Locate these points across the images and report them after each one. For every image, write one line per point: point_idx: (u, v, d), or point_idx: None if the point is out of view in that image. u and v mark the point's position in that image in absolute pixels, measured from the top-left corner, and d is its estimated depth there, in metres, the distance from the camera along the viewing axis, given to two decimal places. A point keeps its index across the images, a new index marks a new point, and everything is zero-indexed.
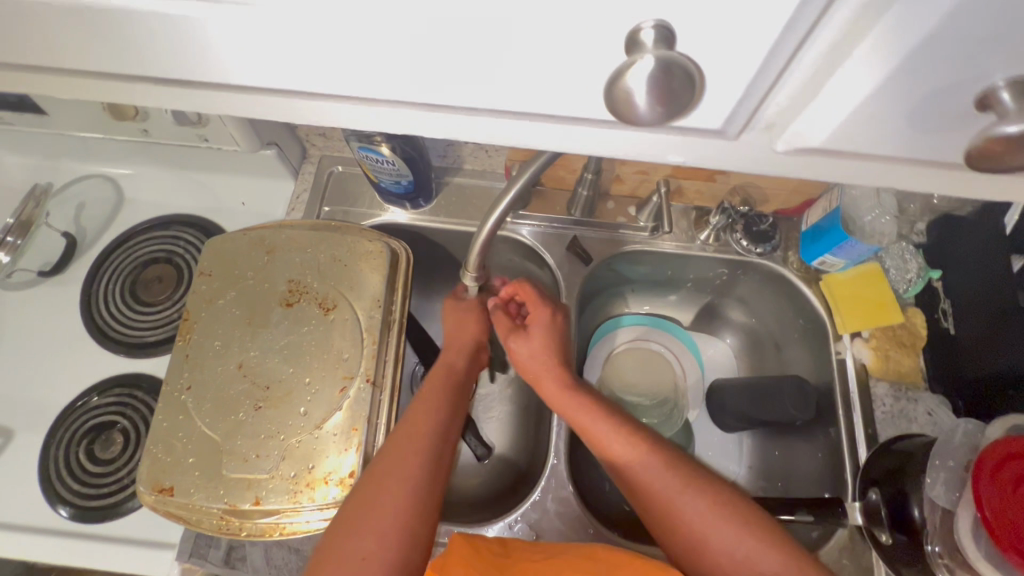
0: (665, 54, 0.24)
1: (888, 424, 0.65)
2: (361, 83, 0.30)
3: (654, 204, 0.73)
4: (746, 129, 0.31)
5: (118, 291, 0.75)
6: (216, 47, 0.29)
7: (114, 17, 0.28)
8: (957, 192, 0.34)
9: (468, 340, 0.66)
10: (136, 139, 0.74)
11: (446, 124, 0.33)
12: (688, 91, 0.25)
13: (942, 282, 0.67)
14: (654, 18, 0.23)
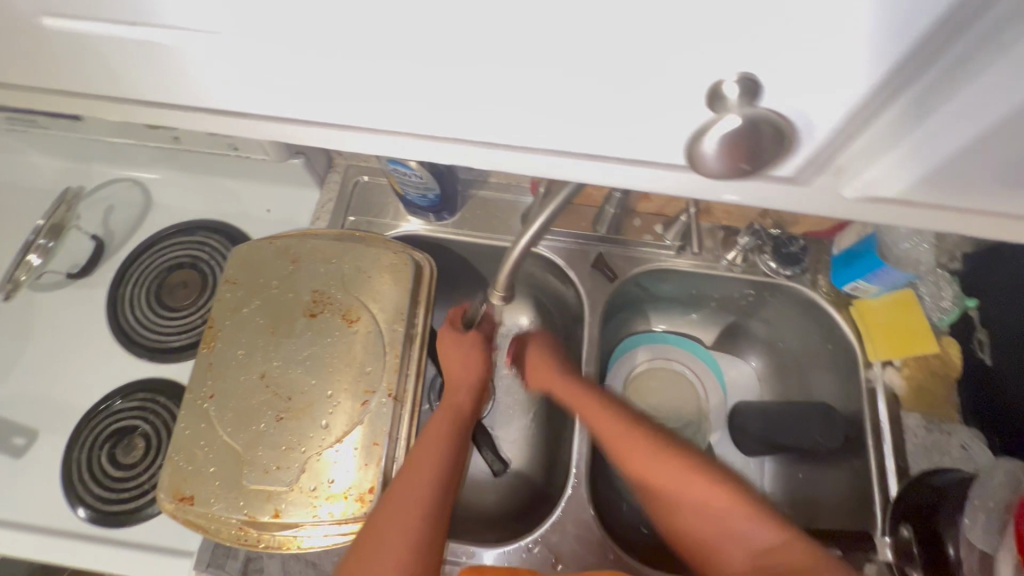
0: (749, 111, 0.26)
1: (919, 456, 0.63)
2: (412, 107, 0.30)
3: (682, 223, 0.72)
4: (816, 172, 0.32)
5: (143, 295, 0.75)
6: (271, 68, 0.29)
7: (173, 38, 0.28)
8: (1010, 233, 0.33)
9: (471, 379, 0.65)
10: (167, 145, 0.75)
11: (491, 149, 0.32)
12: (776, 142, 0.28)
13: (978, 312, 0.64)
14: (742, 72, 0.25)
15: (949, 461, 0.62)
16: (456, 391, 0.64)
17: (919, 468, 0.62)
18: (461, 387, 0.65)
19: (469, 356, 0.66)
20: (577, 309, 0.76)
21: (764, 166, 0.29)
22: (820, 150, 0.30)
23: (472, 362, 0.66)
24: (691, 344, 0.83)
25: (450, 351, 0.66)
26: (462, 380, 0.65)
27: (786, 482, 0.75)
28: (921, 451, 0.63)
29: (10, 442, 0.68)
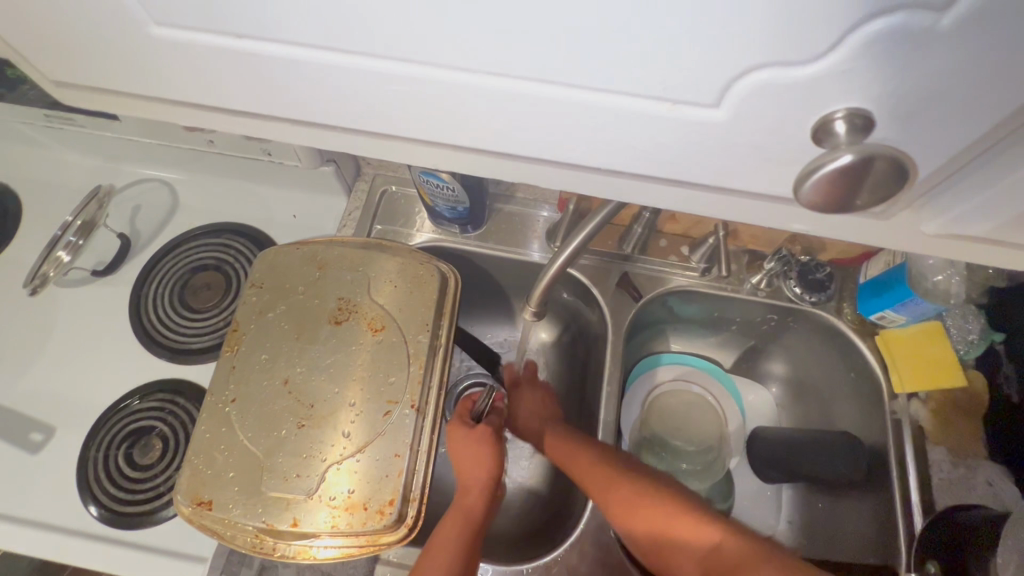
0: (862, 150, 0.26)
1: (946, 491, 0.62)
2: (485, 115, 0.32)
3: (709, 245, 0.71)
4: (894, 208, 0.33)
5: (167, 295, 0.75)
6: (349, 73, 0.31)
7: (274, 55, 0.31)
8: None
9: (483, 480, 0.61)
10: (199, 148, 0.75)
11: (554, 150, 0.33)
12: (891, 174, 0.28)
13: (1005, 346, 0.65)
14: (845, 107, 0.26)
15: (975, 497, 0.61)
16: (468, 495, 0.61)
17: (945, 503, 0.61)
18: (472, 489, 0.61)
19: (478, 455, 0.62)
20: (599, 327, 0.76)
21: (876, 202, 0.30)
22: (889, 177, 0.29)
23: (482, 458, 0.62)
24: (708, 366, 0.82)
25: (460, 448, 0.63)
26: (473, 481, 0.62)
27: (804, 510, 0.74)
28: (947, 486, 0.62)
29: (28, 438, 0.68)
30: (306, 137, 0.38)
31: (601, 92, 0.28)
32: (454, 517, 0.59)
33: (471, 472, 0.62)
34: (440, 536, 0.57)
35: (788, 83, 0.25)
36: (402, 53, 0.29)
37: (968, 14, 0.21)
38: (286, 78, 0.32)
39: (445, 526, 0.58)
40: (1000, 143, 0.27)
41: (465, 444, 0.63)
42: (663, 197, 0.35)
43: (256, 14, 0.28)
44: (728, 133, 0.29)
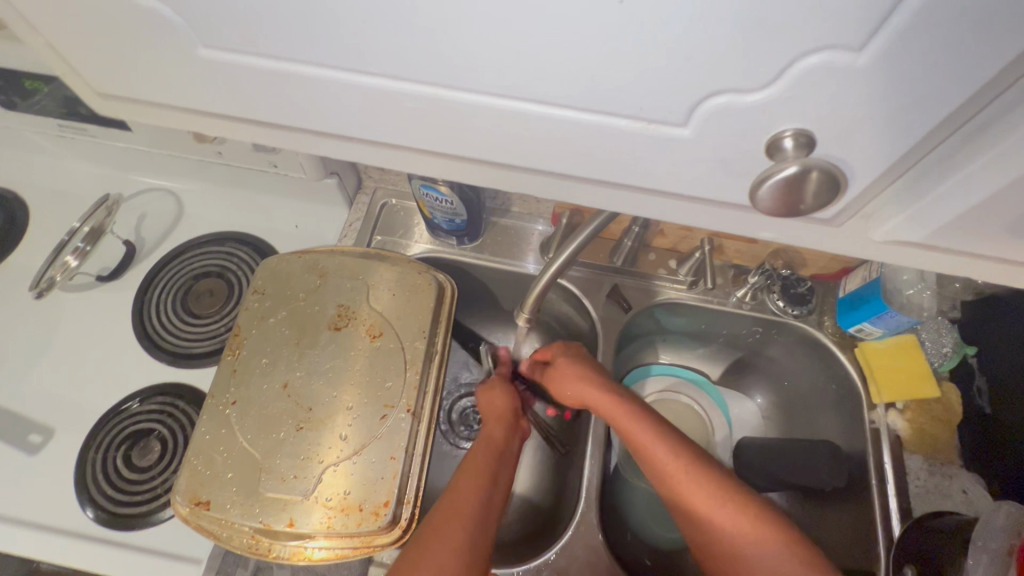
0: (805, 161, 0.29)
1: (922, 498, 0.64)
2: (492, 134, 0.35)
3: (696, 259, 0.74)
4: (848, 219, 0.36)
5: (169, 300, 0.77)
6: (366, 94, 0.34)
7: (305, 79, 0.34)
8: (995, 278, 0.37)
9: (503, 411, 0.68)
10: (207, 159, 0.78)
11: (551, 165, 0.36)
12: (830, 187, 0.30)
13: (977, 358, 0.67)
14: (795, 128, 0.29)
15: (950, 504, 0.63)
16: (495, 429, 0.65)
17: (921, 510, 0.63)
18: (494, 418, 0.67)
19: (497, 390, 0.69)
20: (591, 337, 0.79)
21: (819, 207, 0.32)
22: (852, 193, 0.32)
23: (500, 397, 0.69)
24: (699, 379, 0.84)
25: (485, 393, 0.70)
26: (495, 415, 0.67)
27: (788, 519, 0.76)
28: (924, 493, 0.64)
29: (27, 439, 0.69)
30: (321, 148, 0.41)
31: (590, 115, 0.31)
32: (481, 444, 0.63)
33: (496, 404, 0.68)
34: (471, 459, 0.61)
35: (744, 108, 0.28)
36: (414, 76, 0.31)
37: (896, 58, 0.24)
38: (308, 96, 0.35)
39: (474, 453, 0.62)
40: (942, 167, 0.30)
41: (487, 386, 0.71)
42: (649, 209, 0.38)
43: (283, 40, 0.31)
44: (700, 152, 0.31)
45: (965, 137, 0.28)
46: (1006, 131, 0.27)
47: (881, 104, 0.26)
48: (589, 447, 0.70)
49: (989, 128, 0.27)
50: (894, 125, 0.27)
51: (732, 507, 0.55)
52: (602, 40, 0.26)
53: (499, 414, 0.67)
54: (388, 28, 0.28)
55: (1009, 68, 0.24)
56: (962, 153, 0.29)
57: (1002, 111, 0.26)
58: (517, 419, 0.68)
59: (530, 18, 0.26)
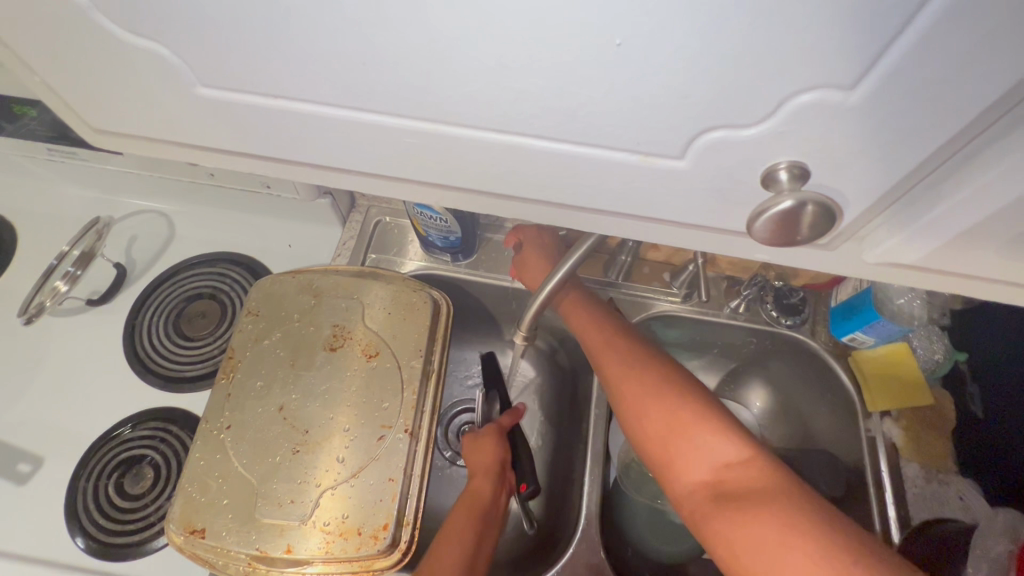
0: (800, 193, 0.30)
1: (921, 506, 0.64)
2: (492, 167, 0.35)
3: (690, 272, 0.75)
4: (841, 241, 0.36)
5: (161, 323, 0.76)
6: (365, 129, 0.34)
7: (305, 116, 0.34)
8: (987, 296, 0.38)
9: (490, 464, 0.66)
10: (199, 181, 0.78)
11: (551, 195, 0.36)
12: (827, 218, 0.31)
13: (968, 365, 0.68)
14: (789, 159, 0.29)
15: (949, 512, 0.64)
16: (480, 481, 0.65)
17: (920, 518, 0.64)
18: (480, 473, 0.66)
19: (486, 440, 0.68)
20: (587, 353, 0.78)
21: (817, 236, 0.33)
22: (847, 218, 0.33)
23: (490, 447, 0.67)
24: None
25: (473, 441, 0.68)
26: (482, 467, 0.66)
27: None
28: (922, 501, 0.65)
29: (16, 469, 0.68)
30: (321, 179, 0.41)
31: (586, 148, 0.31)
32: (465, 503, 0.62)
33: (483, 456, 0.67)
34: (453, 522, 0.60)
35: (739, 143, 0.29)
36: (415, 114, 0.32)
37: (878, 90, 0.24)
38: (307, 130, 0.35)
39: (458, 510, 0.62)
40: (932, 189, 0.30)
41: (475, 435, 0.69)
42: (644, 233, 0.38)
43: (280, 80, 0.31)
44: (694, 179, 0.32)
45: (956, 163, 0.28)
46: (996, 158, 0.27)
47: (870, 137, 0.27)
48: (588, 463, 0.69)
49: (974, 157, 0.28)
50: (887, 152, 0.28)
51: (642, 374, 0.58)
52: (602, 77, 0.26)
53: (486, 468, 0.66)
54: (390, 67, 0.28)
55: (1001, 98, 0.24)
56: (956, 177, 0.29)
57: (990, 138, 0.27)
58: (504, 472, 0.67)
59: (524, 61, 0.26)
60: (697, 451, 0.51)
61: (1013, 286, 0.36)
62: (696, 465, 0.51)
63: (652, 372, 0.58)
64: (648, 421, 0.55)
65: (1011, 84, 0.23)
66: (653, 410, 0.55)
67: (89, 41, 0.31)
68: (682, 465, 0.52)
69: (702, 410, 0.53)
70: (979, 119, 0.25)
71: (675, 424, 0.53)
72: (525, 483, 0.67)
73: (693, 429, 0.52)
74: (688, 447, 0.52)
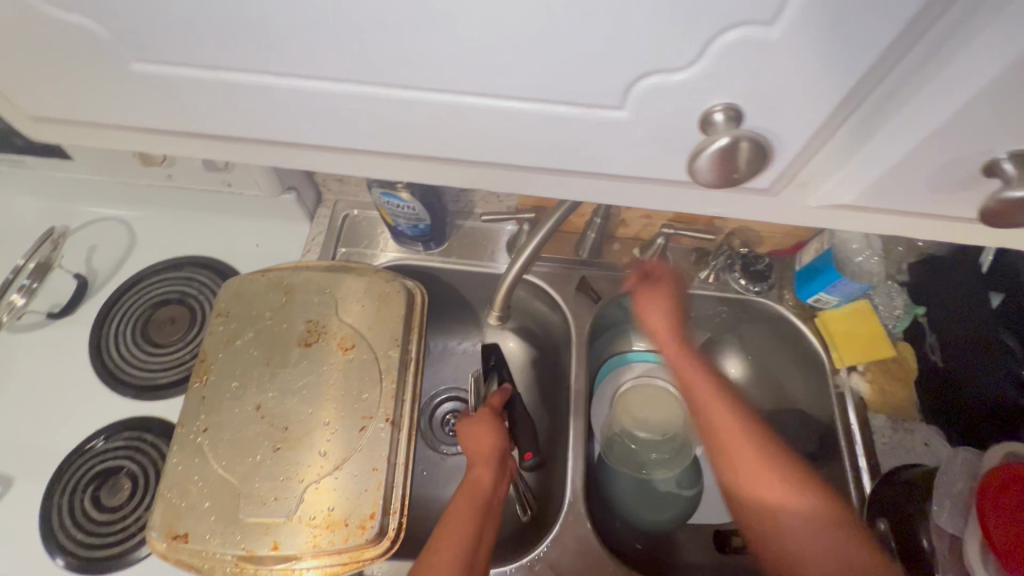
0: (735, 133, 0.31)
1: (888, 454, 0.67)
2: (445, 135, 0.35)
3: (658, 246, 0.75)
4: (789, 189, 0.38)
5: (128, 331, 0.74)
6: (313, 99, 0.34)
7: (251, 89, 0.33)
8: (928, 233, 0.40)
9: (489, 451, 0.65)
10: (157, 183, 0.76)
11: (507, 159, 0.37)
12: (760, 159, 0.32)
13: (927, 318, 0.71)
14: (725, 102, 0.30)
15: (914, 457, 0.67)
16: (480, 470, 0.64)
17: (889, 465, 0.67)
18: (480, 462, 0.65)
19: (484, 428, 0.67)
20: (562, 332, 0.79)
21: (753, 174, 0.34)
22: (789, 162, 0.34)
23: (492, 434, 0.66)
24: (672, 361, 0.84)
25: (472, 427, 0.67)
26: (481, 455, 0.65)
27: None
28: (890, 449, 0.68)
29: None
30: (275, 158, 0.40)
31: (531, 103, 0.32)
32: (465, 492, 0.62)
33: (482, 442, 0.65)
34: (454, 512, 0.60)
35: (673, 87, 0.29)
36: (359, 78, 0.32)
37: (793, 28, 0.26)
38: (256, 105, 0.35)
39: (457, 502, 0.61)
40: (865, 128, 0.32)
41: (470, 422, 0.68)
42: (602, 195, 0.39)
43: (221, 48, 0.31)
44: (639, 131, 0.32)
45: (881, 101, 0.30)
46: (916, 91, 0.29)
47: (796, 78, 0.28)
48: (570, 439, 0.70)
49: (895, 95, 0.30)
50: (819, 92, 0.29)
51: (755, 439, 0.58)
52: (541, 28, 0.27)
53: (486, 456, 0.64)
54: (329, 28, 0.28)
55: (911, 29, 0.26)
56: (883, 113, 0.31)
57: (908, 72, 0.28)
58: (503, 459, 0.66)
59: (461, 13, 0.27)
60: (802, 527, 0.53)
61: (952, 220, 0.38)
62: (802, 539, 0.53)
63: (766, 440, 0.58)
64: (755, 486, 0.56)
65: (923, 8, 0.25)
66: (768, 480, 0.55)
67: (17, 17, 0.30)
68: (789, 535, 0.54)
69: (815, 487, 0.55)
70: (899, 49, 0.27)
71: (789, 501, 0.54)
72: (530, 452, 0.69)
73: (806, 507, 0.54)
74: (798, 523, 0.54)
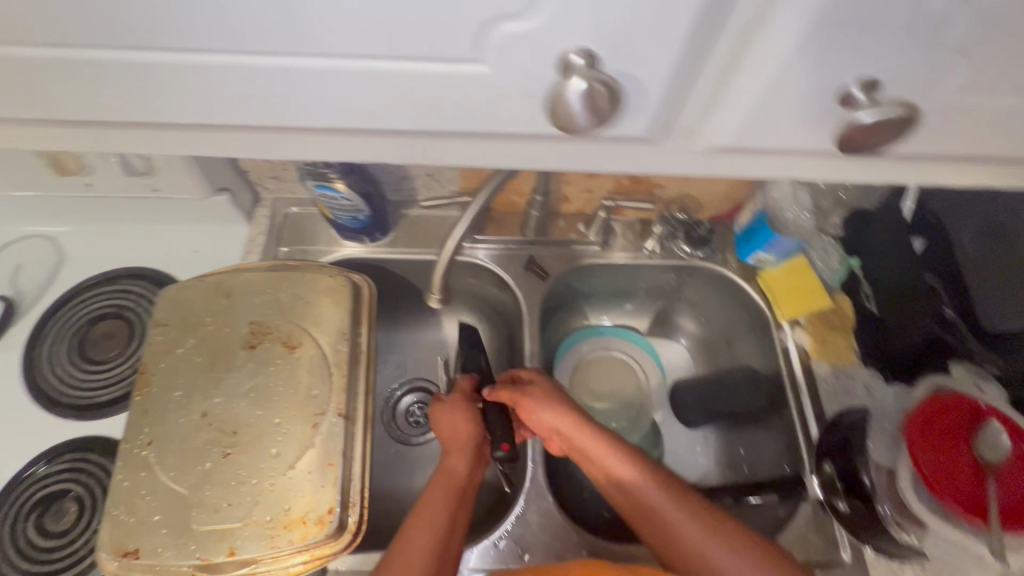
0: (589, 74, 0.31)
1: (832, 400, 0.70)
2: (343, 102, 0.35)
3: (601, 220, 0.79)
4: (692, 139, 0.38)
5: (63, 351, 0.71)
6: (199, 66, 0.33)
7: (134, 60, 0.32)
8: (830, 173, 0.41)
9: (464, 439, 0.65)
10: (79, 193, 0.73)
11: (411, 125, 0.37)
12: (611, 103, 0.32)
13: (861, 269, 0.73)
14: (575, 44, 0.30)
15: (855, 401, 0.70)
16: (456, 458, 0.63)
17: (833, 411, 0.70)
18: (456, 450, 0.64)
19: (461, 415, 0.66)
20: (515, 312, 0.79)
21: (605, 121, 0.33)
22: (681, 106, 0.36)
23: (466, 422, 0.66)
24: (627, 332, 0.86)
25: (446, 414, 0.66)
26: (457, 442, 0.65)
27: (724, 451, 0.79)
28: (834, 396, 0.71)
29: None
30: (180, 135, 0.40)
31: (416, 59, 0.31)
32: (440, 481, 0.61)
33: (457, 430, 0.65)
34: (427, 499, 0.58)
35: (517, 35, 0.30)
36: (241, 43, 0.31)
37: None
38: (143, 78, 0.34)
39: (432, 489, 0.60)
40: (749, 71, 0.33)
41: (445, 409, 0.67)
42: (516, 156, 0.39)
43: (103, 21, 0.30)
44: (517, 80, 0.32)
45: (755, 41, 0.31)
46: (777, 22, 0.29)
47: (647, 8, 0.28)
48: None
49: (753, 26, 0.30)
50: (683, 28, 0.29)
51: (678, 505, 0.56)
52: None
53: (462, 444, 0.64)
54: None
55: None
56: (763, 56, 0.31)
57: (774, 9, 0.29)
58: (478, 446, 0.66)
59: None
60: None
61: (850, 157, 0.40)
62: None
63: (686, 503, 0.56)
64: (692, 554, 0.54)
65: None
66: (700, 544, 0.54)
67: None
68: None
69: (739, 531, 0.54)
70: None
71: (725, 558, 0.52)
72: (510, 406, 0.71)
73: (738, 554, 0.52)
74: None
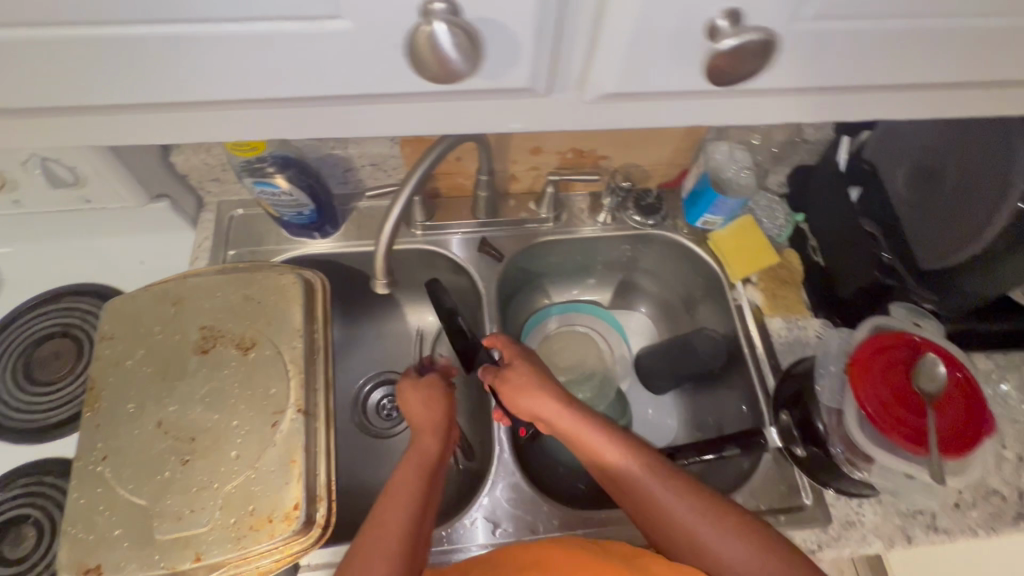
0: (453, 22, 0.30)
1: (786, 351, 0.72)
2: (245, 81, 0.34)
3: (550, 195, 0.78)
4: (606, 95, 0.39)
5: (8, 376, 0.69)
6: (84, 54, 0.32)
7: (14, 53, 0.31)
8: (747, 118, 0.42)
9: (434, 421, 0.65)
10: (8, 212, 0.70)
11: (320, 98, 0.36)
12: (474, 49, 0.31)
13: (807, 224, 0.77)
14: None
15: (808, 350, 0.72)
16: (427, 439, 0.63)
17: (788, 362, 0.72)
18: (427, 431, 0.64)
19: (432, 398, 0.67)
20: (473, 295, 0.79)
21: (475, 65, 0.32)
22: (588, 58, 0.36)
23: (437, 405, 0.66)
24: (591, 307, 0.86)
25: (416, 397, 0.67)
26: (428, 423, 0.65)
27: (692, 411, 0.81)
28: (788, 347, 0.73)
29: None
30: (86, 130, 0.38)
31: (302, 23, 0.31)
32: (412, 461, 0.60)
33: (428, 412, 0.66)
34: (399, 479, 0.58)
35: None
36: (117, 20, 0.30)
37: None
38: (27, 72, 0.33)
39: (404, 469, 0.59)
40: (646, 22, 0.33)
41: (414, 391, 0.67)
42: (435, 121, 0.40)
43: None
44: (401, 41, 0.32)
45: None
46: None
47: None
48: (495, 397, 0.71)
49: None
50: None
51: (653, 472, 0.56)
52: None
53: (433, 425, 0.64)
54: None
55: None
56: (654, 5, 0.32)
57: None
58: (449, 427, 0.66)
59: None
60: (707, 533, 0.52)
61: (763, 100, 0.40)
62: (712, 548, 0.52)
63: (658, 467, 0.57)
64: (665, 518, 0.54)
65: None
66: (673, 505, 0.54)
67: None
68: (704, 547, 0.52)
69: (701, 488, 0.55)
70: None
71: (691, 515, 0.53)
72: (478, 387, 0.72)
73: (701, 511, 0.53)
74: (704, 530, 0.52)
